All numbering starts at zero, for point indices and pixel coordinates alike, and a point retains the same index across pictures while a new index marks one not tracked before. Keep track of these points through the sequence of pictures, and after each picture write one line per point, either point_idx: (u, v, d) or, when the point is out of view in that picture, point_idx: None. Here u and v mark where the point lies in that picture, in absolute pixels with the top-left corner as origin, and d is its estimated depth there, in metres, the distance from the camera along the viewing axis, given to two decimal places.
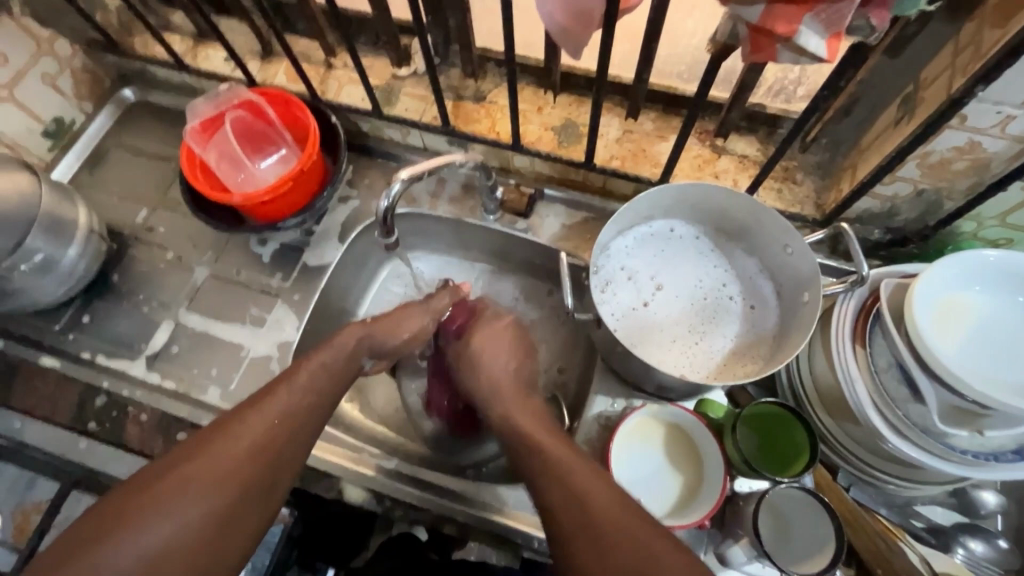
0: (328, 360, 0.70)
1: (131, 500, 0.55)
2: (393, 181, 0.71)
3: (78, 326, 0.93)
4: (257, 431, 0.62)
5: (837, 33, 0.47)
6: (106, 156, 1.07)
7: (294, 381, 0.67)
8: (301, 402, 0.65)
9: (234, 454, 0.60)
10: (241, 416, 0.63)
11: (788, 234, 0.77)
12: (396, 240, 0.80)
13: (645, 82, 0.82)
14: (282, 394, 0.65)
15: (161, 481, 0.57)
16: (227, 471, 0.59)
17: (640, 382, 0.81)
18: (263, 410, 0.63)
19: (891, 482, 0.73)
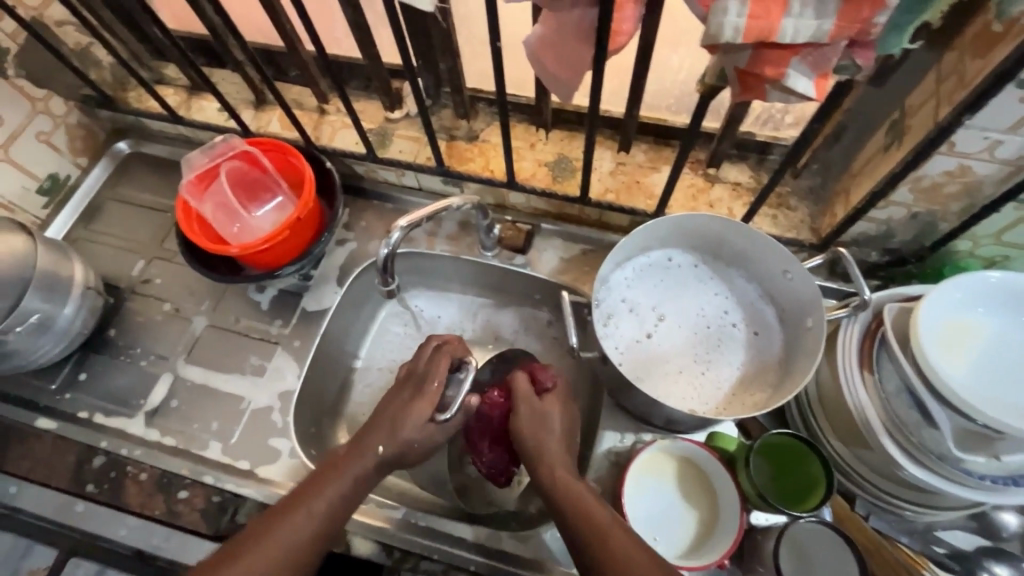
0: (349, 474, 0.65)
1: None
2: (392, 230, 0.72)
3: (74, 384, 0.91)
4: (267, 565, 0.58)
5: (825, 73, 0.48)
6: (101, 210, 1.07)
7: (310, 506, 0.62)
8: (308, 528, 0.61)
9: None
10: (243, 545, 0.59)
11: (787, 260, 0.78)
12: (395, 287, 0.79)
13: (635, 116, 0.83)
14: (300, 524, 0.61)
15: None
16: None
17: (648, 416, 0.80)
18: (266, 540, 0.59)
19: (910, 509, 0.72)
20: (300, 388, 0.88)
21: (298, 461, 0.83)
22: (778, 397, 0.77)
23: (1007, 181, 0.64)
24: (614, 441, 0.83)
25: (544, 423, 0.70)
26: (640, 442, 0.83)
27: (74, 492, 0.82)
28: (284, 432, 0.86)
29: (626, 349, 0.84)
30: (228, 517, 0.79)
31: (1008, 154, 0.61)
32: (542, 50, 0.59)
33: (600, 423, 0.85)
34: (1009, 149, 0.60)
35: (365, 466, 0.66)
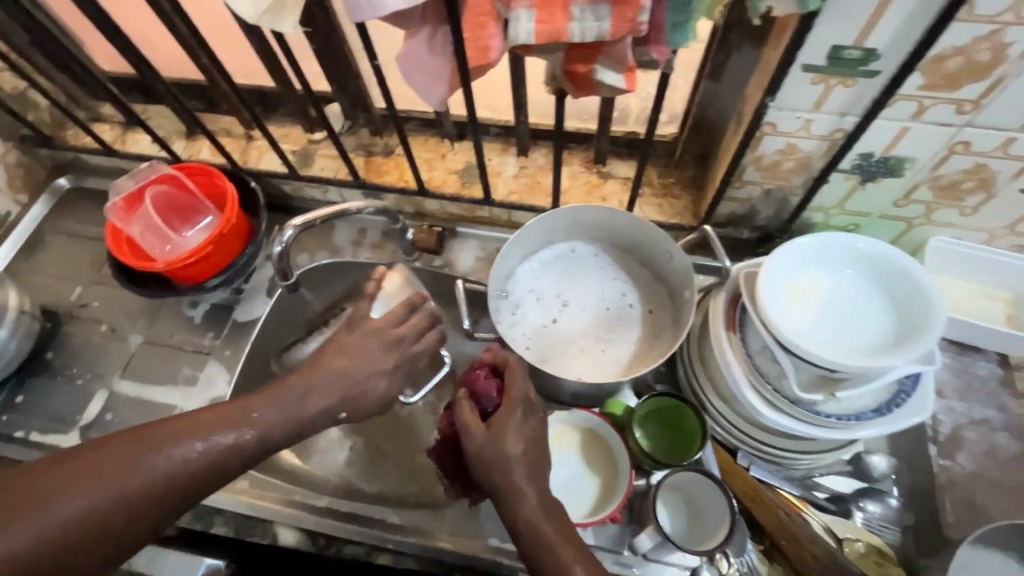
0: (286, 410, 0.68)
1: (58, 472, 0.58)
2: (286, 228, 0.80)
3: (12, 406, 0.95)
4: (179, 451, 0.62)
5: (629, 68, 0.57)
6: (42, 242, 1.12)
7: (224, 420, 0.65)
8: (243, 430, 0.65)
9: (161, 459, 0.61)
10: (182, 425, 0.64)
11: (666, 241, 0.86)
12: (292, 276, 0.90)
13: (524, 122, 0.92)
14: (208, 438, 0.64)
15: (51, 475, 0.58)
16: (145, 476, 0.60)
17: (552, 392, 0.86)
18: (203, 428, 0.64)
19: (785, 456, 0.78)
20: (231, 393, 0.93)
21: None
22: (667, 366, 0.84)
23: (829, 154, 0.73)
24: None
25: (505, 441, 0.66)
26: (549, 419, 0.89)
27: None
28: None
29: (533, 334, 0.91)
30: None
31: (821, 131, 0.70)
32: (408, 63, 0.68)
33: None
34: (819, 126, 0.70)
35: (307, 406, 0.68)
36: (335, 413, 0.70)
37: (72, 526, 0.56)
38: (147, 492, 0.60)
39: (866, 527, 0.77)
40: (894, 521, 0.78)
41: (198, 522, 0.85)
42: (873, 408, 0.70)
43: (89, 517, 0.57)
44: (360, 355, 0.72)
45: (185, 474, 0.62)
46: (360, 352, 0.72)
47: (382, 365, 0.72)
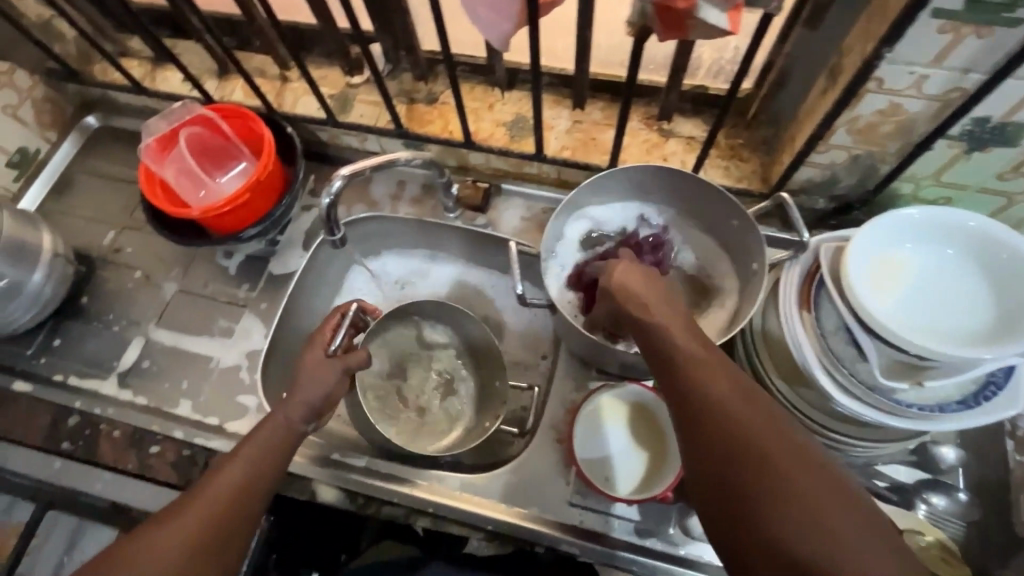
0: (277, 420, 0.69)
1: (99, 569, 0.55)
2: (334, 177, 0.76)
3: (49, 349, 0.94)
4: (210, 506, 0.61)
5: (736, 6, 0.51)
6: (73, 184, 1.09)
7: (243, 465, 0.65)
8: (259, 462, 0.66)
9: (198, 515, 0.60)
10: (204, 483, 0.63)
11: (735, 210, 0.80)
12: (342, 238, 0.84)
13: (586, 71, 0.84)
14: (231, 465, 0.64)
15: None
16: (190, 533, 0.58)
17: (601, 363, 0.82)
18: (226, 475, 0.63)
19: (849, 443, 0.74)
20: (267, 347, 0.91)
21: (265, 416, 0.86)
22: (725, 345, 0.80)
23: (938, 117, 0.65)
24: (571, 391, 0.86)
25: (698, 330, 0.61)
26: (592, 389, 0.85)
27: (50, 449, 0.85)
28: (250, 389, 0.88)
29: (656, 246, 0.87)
30: (198, 469, 0.82)
31: (935, 89, 0.62)
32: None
33: (557, 374, 0.87)
34: (935, 83, 0.61)
35: (280, 441, 0.69)
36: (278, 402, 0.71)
37: None
38: (200, 540, 0.58)
39: (929, 519, 0.73)
40: (959, 516, 0.74)
41: None
42: (958, 399, 0.65)
43: None
44: (305, 371, 0.73)
45: (232, 499, 0.62)
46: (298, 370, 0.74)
47: (327, 377, 0.73)
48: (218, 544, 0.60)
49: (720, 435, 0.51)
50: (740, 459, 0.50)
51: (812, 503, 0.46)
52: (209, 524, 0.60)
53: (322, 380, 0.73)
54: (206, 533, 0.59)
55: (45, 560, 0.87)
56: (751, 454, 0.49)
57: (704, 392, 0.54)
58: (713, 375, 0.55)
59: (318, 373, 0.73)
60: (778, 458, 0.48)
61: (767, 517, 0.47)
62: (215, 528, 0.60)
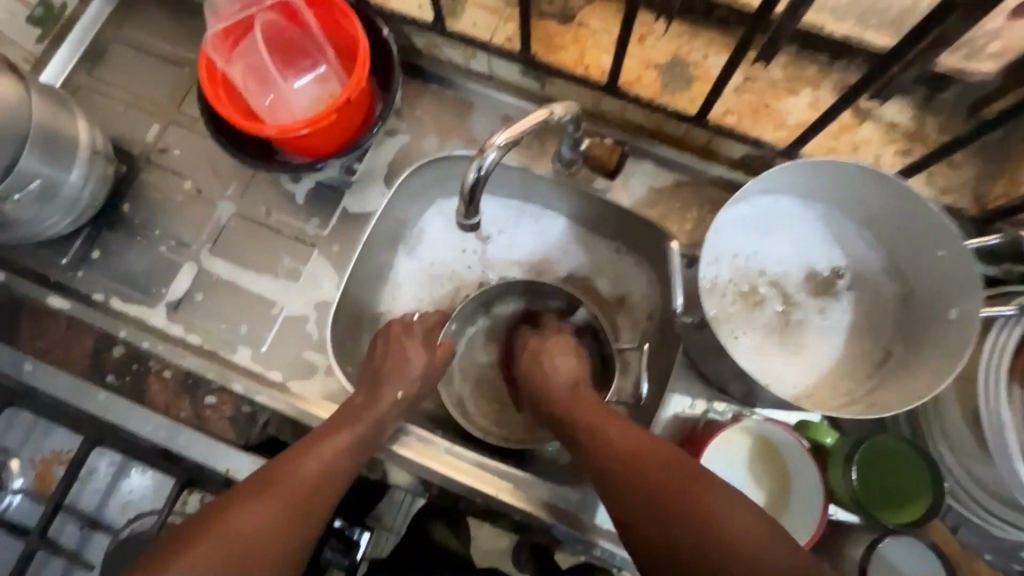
0: (371, 420, 0.66)
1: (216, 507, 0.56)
2: (488, 149, 0.59)
3: (87, 262, 0.82)
4: (315, 465, 0.61)
5: None
6: (107, 54, 0.89)
7: (348, 428, 0.64)
8: (364, 433, 0.65)
9: (309, 471, 0.60)
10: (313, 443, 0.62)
11: (945, 236, 0.63)
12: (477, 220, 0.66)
13: (798, 20, 0.62)
14: (321, 451, 0.62)
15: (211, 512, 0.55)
16: (299, 487, 0.59)
17: (727, 386, 0.70)
18: (335, 438, 0.63)
19: (991, 525, 0.64)
20: (339, 300, 0.79)
21: (334, 380, 0.77)
22: (886, 391, 0.68)
23: None
24: (681, 406, 0.75)
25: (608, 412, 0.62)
26: (712, 411, 0.73)
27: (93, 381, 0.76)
28: (319, 346, 0.78)
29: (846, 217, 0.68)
30: None
31: None
32: None
33: (668, 385, 0.75)
34: None
35: (388, 412, 0.68)
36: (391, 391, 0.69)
37: (247, 546, 0.54)
38: (307, 491, 0.59)
39: None
40: None
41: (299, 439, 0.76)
42: None
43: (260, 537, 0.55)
44: (395, 357, 0.71)
45: (317, 490, 0.60)
46: (391, 355, 0.72)
47: (417, 355, 0.72)
48: (297, 536, 0.57)
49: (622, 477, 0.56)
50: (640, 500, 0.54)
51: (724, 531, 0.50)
52: (293, 512, 0.57)
53: (410, 363, 0.71)
54: (289, 517, 0.57)
55: (88, 493, 0.78)
56: (664, 492, 0.53)
57: (607, 451, 0.58)
58: (625, 440, 0.58)
59: (411, 355, 0.72)
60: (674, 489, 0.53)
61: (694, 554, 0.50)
62: (294, 514, 0.57)
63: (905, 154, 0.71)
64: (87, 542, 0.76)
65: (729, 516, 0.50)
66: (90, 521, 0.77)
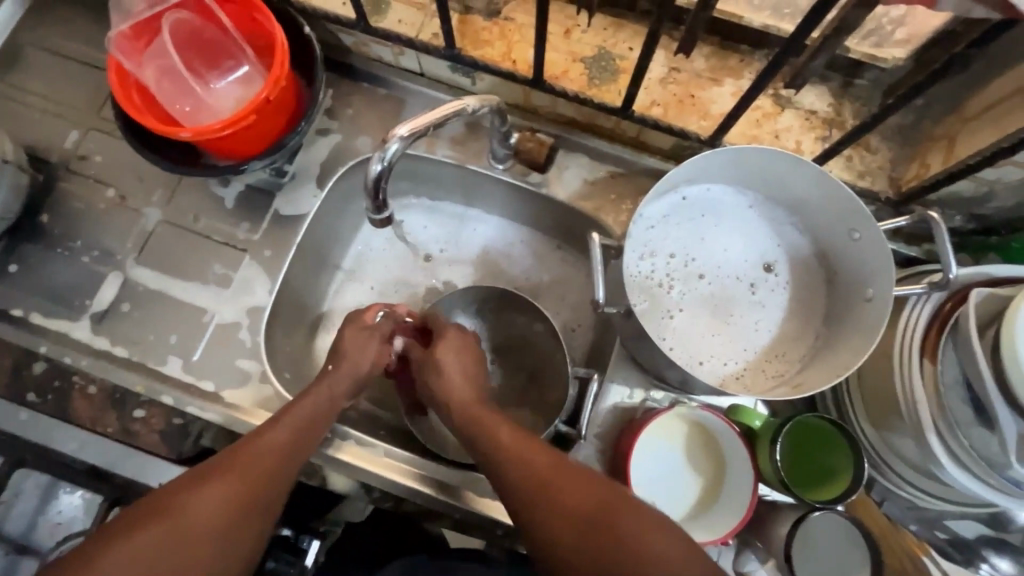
0: (326, 391, 0.67)
1: (171, 488, 0.54)
2: (390, 139, 0.58)
3: (5, 276, 0.78)
4: (273, 439, 0.60)
5: None
6: (20, 60, 0.85)
7: (309, 406, 0.64)
8: (325, 403, 0.66)
9: (271, 446, 0.59)
10: (275, 416, 0.62)
11: (859, 218, 0.65)
12: (389, 214, 0.65)
13: (711, 9, 0.63)
14: (280, 425, 0.61)
15: (167, 491, 0.54)
16: (259, 463, 0.58)
17: (662, 375, 0.71)
18: (294, 412, 0.63)
19: (919, 497, 0.67)
20: (272, 305, 0.77)
21: (270, 388, 0.75)
22: (813, 372, 0.69)
23: None
24: (621, 396, 0.75)
25: (530, 436, 0.59)
26: (650, 400, 0.74)
27: (13, 400, 0.73)
28: (253, 353, 0.76)
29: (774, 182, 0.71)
30: (191, 441, 0.72)
31: None
32: None
33: (607, 375, 0.76)
34: None
35: (345, 383, 0.68)
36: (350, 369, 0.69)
37: (203, 520, 0.53)
38: (267, 464, 0.58)
39: None
40: None
41: None
42: None
43: (216, 513, 0.54)
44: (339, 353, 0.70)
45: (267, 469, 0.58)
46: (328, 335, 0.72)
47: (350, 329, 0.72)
48: (249, 509, 0.56)
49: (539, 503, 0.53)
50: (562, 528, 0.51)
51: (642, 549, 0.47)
52: (244, 490, 0.56)
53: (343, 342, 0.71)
54: (243, 493, 0.56)
55: (15, 517, 0.75)
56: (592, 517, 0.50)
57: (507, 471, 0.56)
58: (514, 440, 0.58)
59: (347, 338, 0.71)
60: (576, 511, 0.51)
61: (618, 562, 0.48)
62: (249, 495, 0.56)
63: (824, 140, 0.73)
64: (15, 566, 0.74)
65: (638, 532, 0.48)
66: (17, 546, 0.75)
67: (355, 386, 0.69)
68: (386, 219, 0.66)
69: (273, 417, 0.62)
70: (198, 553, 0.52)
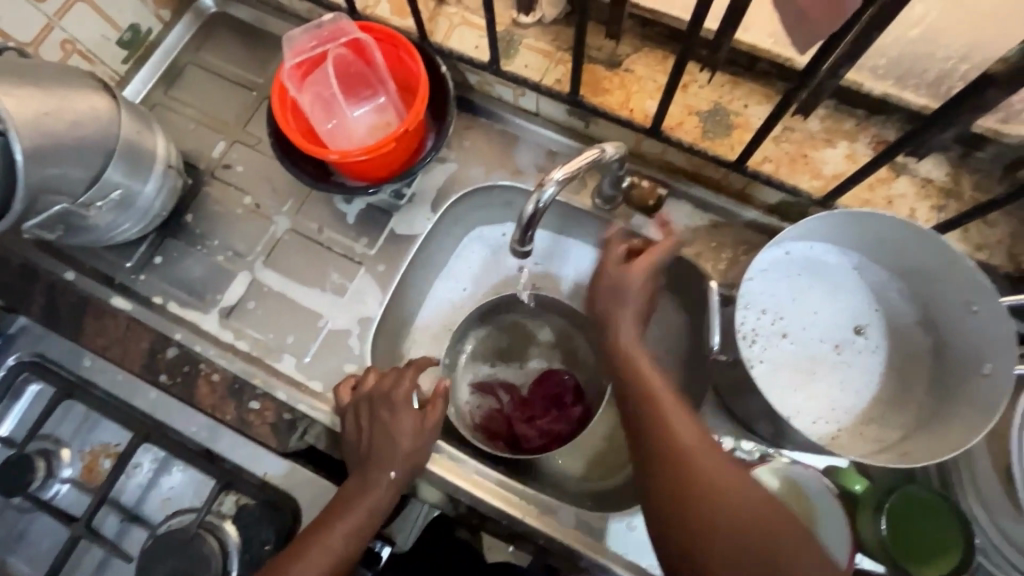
0: (400, 444, 0.71)
1: (290, 556, 0.65)
2: (546, 182, 0.62)
3: (150, 266, 0.87)
4: (365, 502, 0.68)
5: None
6: (182, 76, 0.96)
7: (389, 462, 0.70)
8: (406, 458, 0.71)
9: (362, 509, 0.68)
10: (364, 479, 0.69)
11: (979, 293, 0.65)
12: (530, 248, 0.69)
13: (840, 76, 0.65)
14: (372, 489, 0.69)
15: (289, 558, 0.65)
16: (356, 525, 0.67)
17: (757, 426, 0.71)
18: (378, 474, 0.70)
19: None
20: (381, 316, 0.83)
21: None
22: (916, 442, 0.68)
23: None
24: None
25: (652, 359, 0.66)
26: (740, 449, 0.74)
27: (147, 378, 0.80)
28: (359, 359, 0.81)
29: (889, 247, 0.72)
30: (297, 436, 0.78)
31: None
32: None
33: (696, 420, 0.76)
34: None
35: (420, 437, 0.72)
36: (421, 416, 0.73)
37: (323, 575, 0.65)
38: (361, 525, 0.68)
39: None
40: None
41: (335, 450, 0.80)
42: None
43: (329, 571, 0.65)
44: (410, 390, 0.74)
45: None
46: (379, 420, 0.72)
47: (402, 426, 0.71)
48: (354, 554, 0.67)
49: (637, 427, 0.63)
50: (709, 536, 0.56)
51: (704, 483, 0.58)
52: (349, 551, 0.66)
53: (397, 437, 0.71)
54: (349, 549, 0.66)
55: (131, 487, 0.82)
56: (742, 520, 0.56)
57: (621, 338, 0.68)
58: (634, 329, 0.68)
59: (397, 424, 0.71)
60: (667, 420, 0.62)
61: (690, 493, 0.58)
62: (354, 548, 0.67)
63: (940, 209, 0.73)
64: (124, 534, 0.79)
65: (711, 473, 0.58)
66: (130, 515, 0.80)
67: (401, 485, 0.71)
68: (526, 251, 0.69)
69: (359, 482, 0.70)
70: None
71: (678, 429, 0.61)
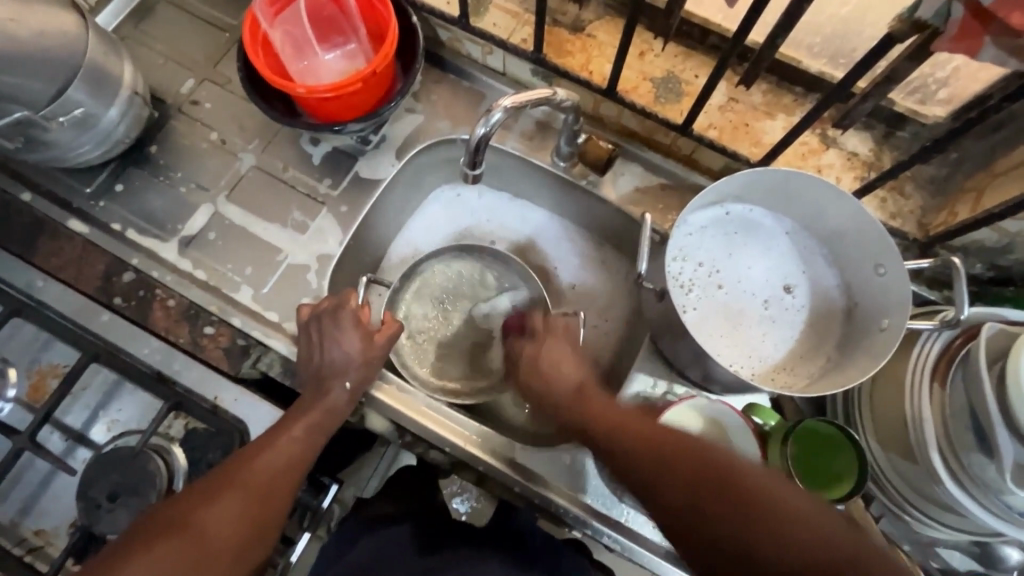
0: (353, 354, 0.73)
1: (238, 458, 0.64)
2: (494, 108, 0.66)
3: (110, 193, 0.88)
4: (318, 406, 0.70)
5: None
6: (152, 12, 0.96)
7: (347, 370, 0.73)
8: (363, 365, 0.74)
9: (316, 411, 0.70)
10: (324, 387, 0.72)
11: (887, 253, 0.71)
12: (480, 173, 0.72)
13: (776, 48, 0.70)
14: (331, 394, 0.71)
15: (239, 458, 0.64)
16: (313, 426, 0.69)
17: (686, 369, 0.77)
18: (336, 381, 0.72)
19: (923, 521, 0.71)
20: (341, 254, 0.85)
21: None
22: (818, 388, 0.75)
23: None
24: (644, 385, 0.81)
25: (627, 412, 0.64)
26: (671, 393, 0.80)
27: (101, 301, 0.81)
28: (316, 294, 0.84)
29: (813, 213, 0.78)
30: (249, 362, 0.80)
31: None
32: None
33: (634, 365, 0.82)
34: None
35: (375, 350, 0.75)
36: (368, 333, 0.75)
37: (274, 473, 0.64)
38: (317, 425, 0.69)
39: None
40: None
41: (288, 378, 0.82)
42: None
43: (281, 469, 0.65)
44: (342, 327, 0.74)
45: (274, 484, 0.64)
46: (327, 339, 0.74)
47: (350, 343, 0.73)
48: (306, 456, 0.67)
49: (664, 472, 0.55)
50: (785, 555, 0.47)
51: (778, 506, 0.49)
52: (302, 452, 0.67)
53: (344, 352, 0.73)
54: (303, 452, 0.67)
55: (77, 409, 0.80)
56: (768, 511, 0.49)
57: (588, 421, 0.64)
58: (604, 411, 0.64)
59: (345, 341, 0.73)
60: (697, 464, 0.54)
61: (748, 530, 0.49)
62: (311, 448, 0.68)
63: (863, 180, 0.80)
64: (71, 452, 0.78)
65: (776, 493, 0.50)
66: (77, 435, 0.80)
67: (355, 398, 0.73)
68: (477, 176, 0.73)
69: (317, 392, 0.72)
70: (265, 503, 0.63)
71: (691, 462, 0.54)
